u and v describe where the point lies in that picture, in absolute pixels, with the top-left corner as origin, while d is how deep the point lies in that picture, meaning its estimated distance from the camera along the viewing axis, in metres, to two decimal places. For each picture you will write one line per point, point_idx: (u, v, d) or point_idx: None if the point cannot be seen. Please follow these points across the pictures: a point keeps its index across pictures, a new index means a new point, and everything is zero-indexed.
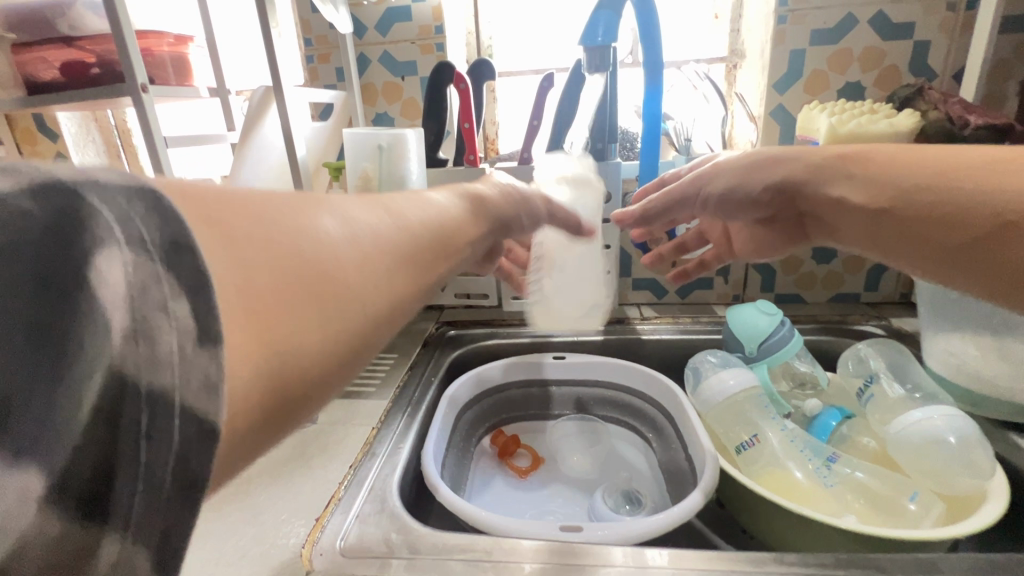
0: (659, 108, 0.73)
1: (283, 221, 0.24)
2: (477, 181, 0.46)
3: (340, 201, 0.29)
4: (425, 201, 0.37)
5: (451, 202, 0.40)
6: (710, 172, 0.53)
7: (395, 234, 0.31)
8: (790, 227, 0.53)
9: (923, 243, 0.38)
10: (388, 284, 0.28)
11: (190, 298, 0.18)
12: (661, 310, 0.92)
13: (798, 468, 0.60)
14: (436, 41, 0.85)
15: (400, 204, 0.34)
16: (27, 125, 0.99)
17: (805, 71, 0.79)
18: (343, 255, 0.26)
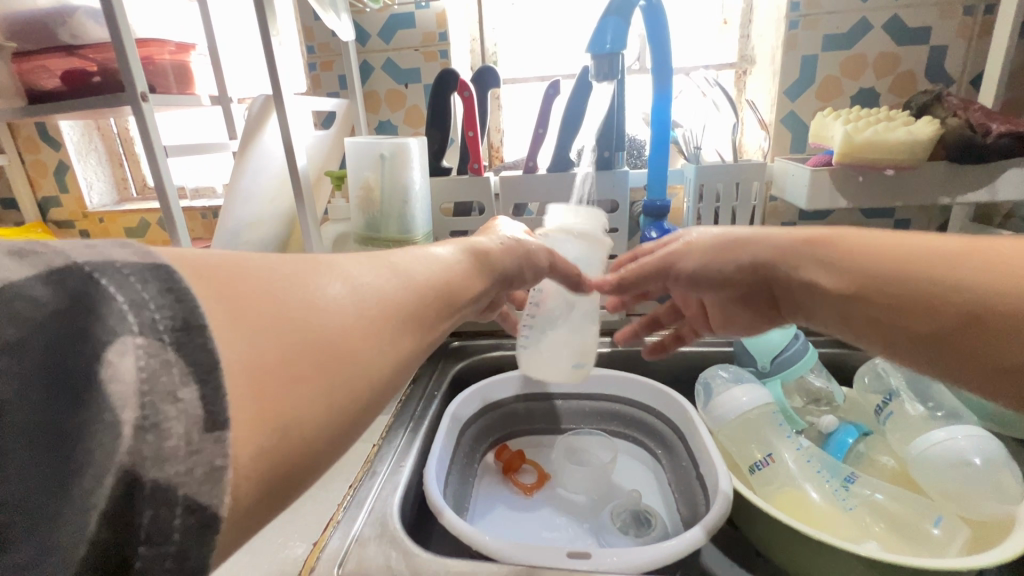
0: (668, 115, 0.71)
1: (287, 294, 0.25)
2: (480, 236, 0.46)
3: (345, 266, 0.30)
4: (429, 256, 0.37)
5: (453, 255, 0.40)
6: (679, 250, 0.53)
7: (398, 297, 0.31)
8: (760, 310, 0.50)
9: (896, 331, 0.37)
10: (392, 349, 0.29)
11: (198, 383, 0.19)
12: None
13: (815, 489, 0.58)
14: (440, 48, 0.84)
15: (405, 264, 0.34)
16: (29, 134, 0.99)
17: (817, 78, 0.77)
18: (348, 325, 0.27)
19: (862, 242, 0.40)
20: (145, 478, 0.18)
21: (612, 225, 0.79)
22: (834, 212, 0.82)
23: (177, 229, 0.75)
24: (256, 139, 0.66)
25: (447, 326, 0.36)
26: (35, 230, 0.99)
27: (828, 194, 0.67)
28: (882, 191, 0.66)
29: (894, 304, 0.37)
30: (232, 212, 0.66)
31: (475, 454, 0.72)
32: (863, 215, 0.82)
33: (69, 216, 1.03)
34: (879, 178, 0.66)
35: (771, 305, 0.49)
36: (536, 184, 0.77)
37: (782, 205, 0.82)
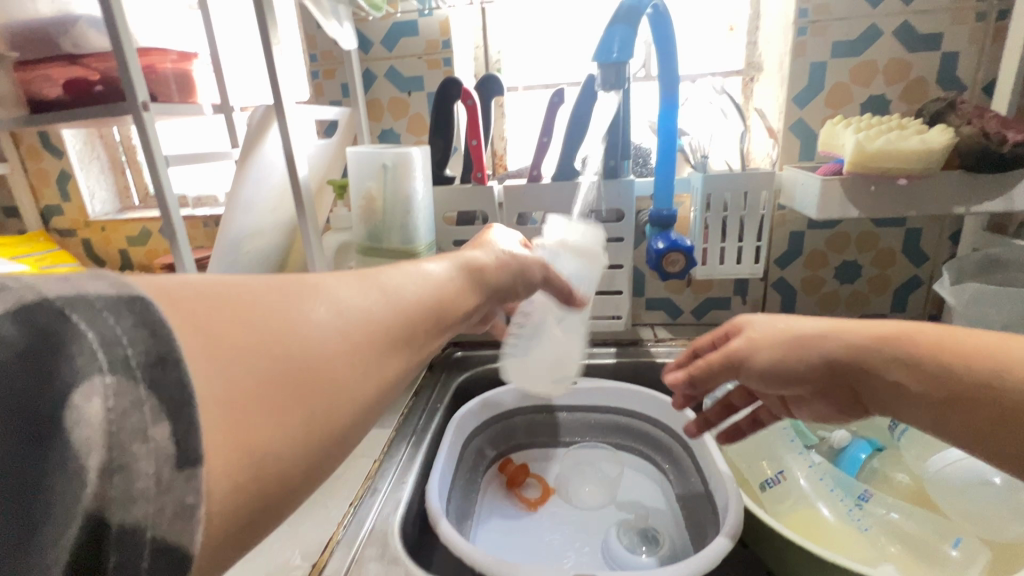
0: (675, 124, 0.70)
1: (270, 316, 0.24)
2: (475, 249, 0.45)
3: (331, 285, 0.29)
4: (420, 272, 0.36)
5: (447, 272, 0.38)
6: (742, 346, 0.47)
7: (386, 318, 0.30)
8: (850, 407, 0.45)
9: (1001, 444, 0.33)
10: (377, 374, 0.28)
11: (170, 420, 0.18)
12: (676, 331, 0.88)
13: (827, 507, 0.56)
14: (444, 56, 0.83)
15: (393, 282, 0.33)
16: (32, 142, 0.98)
17: (827, 85, 0.76)
18: (331, 349, 0.26)
19: (937, 338, 0.36)
20: (112, 522, 0.17)
21: (618, 234, 0.78)
22: (844, 221, 0.80)
23: (177, 239, 0.74)
24: (256, 151, 0.65)
25: (435, 346, 0.35)
26: (36, 239, 0.99)
27: (840, 202, 0.66)
28: (896, 200, 0.65)
29: (998, 415, 0.33)
30: (232, 222, 0.65)
31: (479, 468, 0.71)
32: (874, 224, 0.80)
33: (71, 225, 1.03)
34: (892, 187, 0.64)
35: (861, 405, 0.43)
36: (540, 193, 0.76)
37: (790, 214, 0.81)
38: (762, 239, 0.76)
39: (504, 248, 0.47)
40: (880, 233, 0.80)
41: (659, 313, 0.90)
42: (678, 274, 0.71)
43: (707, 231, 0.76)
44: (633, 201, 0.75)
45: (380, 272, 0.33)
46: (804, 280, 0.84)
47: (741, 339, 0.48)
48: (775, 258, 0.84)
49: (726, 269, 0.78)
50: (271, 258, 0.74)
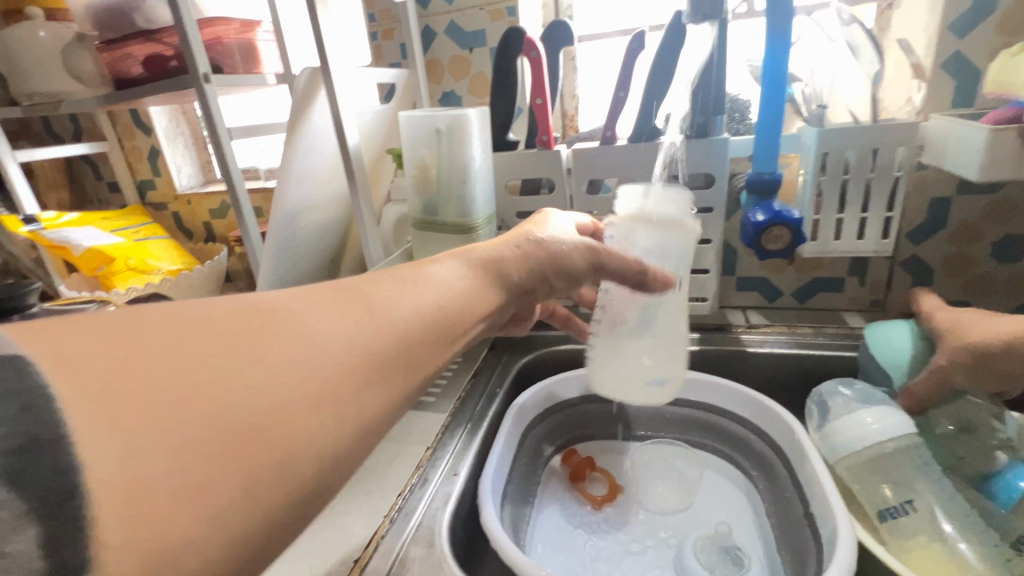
0: (784, 68, 0.56)
1: (222, 372, 0.23)
2: (489, 240, 0.42)
3: (304, 311, 0.27)
4: (424, 280, 0.34)
5: (457, 274, 0.37)
6: (944, 360, 0.52)
7: (367, 343, 0.28)
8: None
9: None
10: (352, 406, 0.26)
11: (40, 523, 0.16)
12: (772, 315, 0.76)
13: (965, 542, 0.45)
14: (508, 5, 0.74)
15: (386, 291, 0.32)
16: (125, 120, 1.04)
17: (1001, 3, 0.58)
18: (293, 389, 0.24)
19: None
20: None
21: (706, 203, 0.67)
22: (1009, 184, 0.63)
23: (242, 212, 0.74)
24: (306, 119, 0.61)
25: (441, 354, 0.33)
26: (134, 212, 1.05)
27: (1015, 158, 0.50)
28: None
29: None
30: (288, 195, 0.63)
31: (540, 458, 0.65)
32: None
33: (162, 199, 1.09)
34: None
35: None
36: (613, 156, 0.67)
37: (933, 175, 0.65)
38: (895, 208, 0.62)
39: (534, 236, 0.43)
40: None
41: (753, 293, 0.78)
42: (779, 252, 0.59)
43: (821, 198, 0.63)
44: (726, 164, 0.64)
45: (371, 282, 0.32)
46: (945, 259, 0.68)
47: (941, 355, 0.52)
48: (908, 231, 0.68)
49: (842, 247, 0.64)
50: (326, 231, 0.73)
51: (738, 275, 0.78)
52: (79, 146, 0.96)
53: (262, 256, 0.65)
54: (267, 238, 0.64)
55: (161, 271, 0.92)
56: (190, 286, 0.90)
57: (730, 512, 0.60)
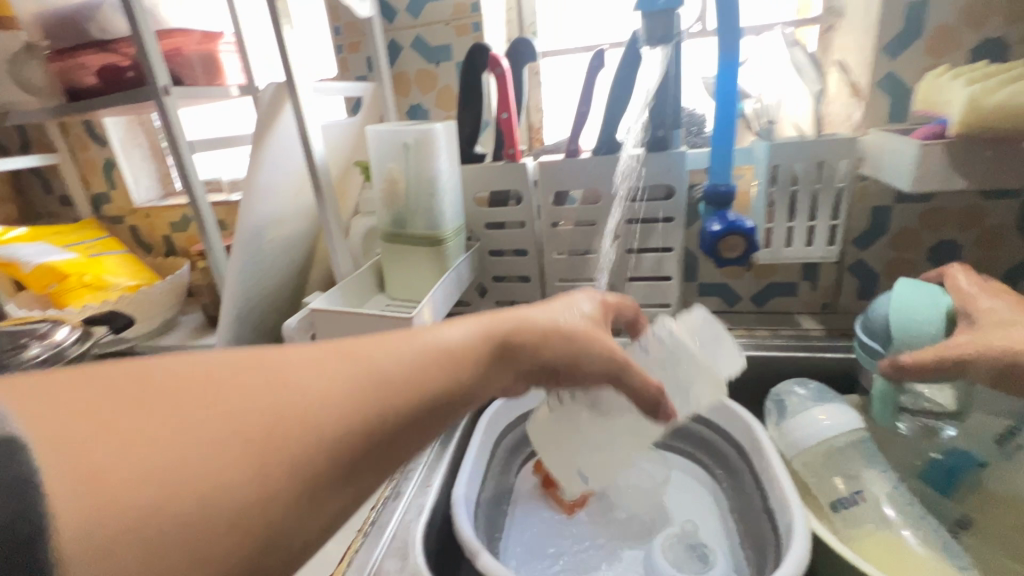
0: (734, 85, 0.60)
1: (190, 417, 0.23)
2: (518, 311, 0.38)
3: (296, 375, 0.26)
4: (434, 360, 0.31)
5: (470, 353, 0.33)
6: (972, 354, 0.42)
7: (353, 437, 0.26)
8: None
9: None
10: (320, 487, 0.25)
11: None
12: (732, 320, 0.79)
13: (911, 531, 0.48)
14: (473, 20, 0.76)
15: (385, 361, 0.29)
16: (78, 131, 1.00)
17: (927, 29, 0.63)
18: (263, 464, 0.23)
19: None
20: None
21: (667, 213, 0.69)
22: (941, 194, 0.68)
23: (205, 225, 0.73)
24: (272, 131, 0.60)
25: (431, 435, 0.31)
26: (89, 226, 1.01)
27: (942, 171, 0.54)
28: (1012, 167, 0.53)
29: None
30: (253, 209, 0.62)
31: (512, 466, 0.66)
32: (980, 197, 0.67)
33: (119, 212, 1.05)
34: (1014, 152, 0.53)
35: None
36: (578, 169, 0.69)
37: (873, 186, 0.70)
38: (839, 216, 0.66)
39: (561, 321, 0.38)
40: (986, 208, 0.68)
41: (713, 298, 0.81)
42: (736, 260, 0.62)
43: (773, 208, 0.66)
44: (685, 176, 0.67)
45: (375, 344, 0.30)
46: (887, 263, 0.73)
47: (965, 345, 0.43)
48: (852, 238, 0.73)
49: (793, 253, 0.68)
50: (293, 244, 0.72)
51: (699, 281, 0.81)
52: (27, 159, 0.93)
53: (228, 271, 0.64)
54: (232, 252, 0.63)
55: (119, 287, 0.89)
56: (150, 302, 0.88)
57: (698, 513, 0.61)
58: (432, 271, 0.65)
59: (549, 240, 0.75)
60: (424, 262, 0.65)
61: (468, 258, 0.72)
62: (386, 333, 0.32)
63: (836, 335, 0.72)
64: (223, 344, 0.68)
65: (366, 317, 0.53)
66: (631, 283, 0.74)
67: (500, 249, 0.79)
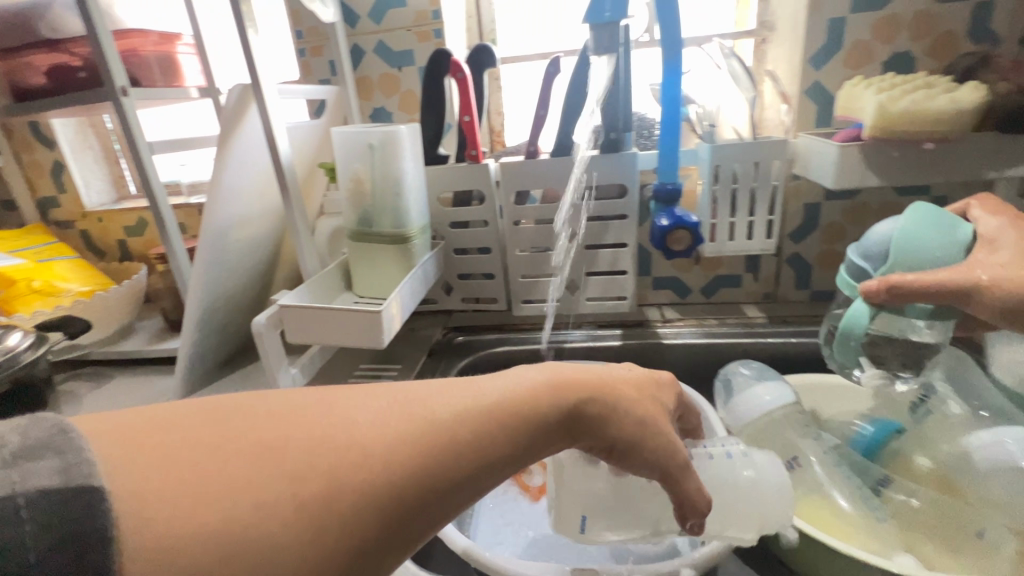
0: (678, 91, 0.65)
1: (193, 429, 0.25)
2: (586, 367, 0.35)
3: (361, 422, 0.27)
4: (486, 420, 0.30)
5: (526, 413, 0.31)
6: (986, 282, 0.42)
7: (388, 493, 0.26)
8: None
9: None
10: (362, 549, 0.25)
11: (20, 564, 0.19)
12: (684, 311, 0.85)
13: (843, 496, 0.54)
14: (434, 27, 0.78)
15: (446, 414, 0.29)
16: (23, 133, 0.97)
17: (846, 43, 0.70)
18: (307, 509, 0.24)
19: None
20: None
21: (621, 211, 0.74)
22: (863, 191, 0.76)
23: (167, 228, 0.73)
24: (237, 132, 0.61)
25: (476, 499, 0.30)
26: (36, 231, 0.98)
27: (859, 170, 0.61)
28: (919, 165, 0.60)
29: None
30: (218, 210, 0.62)
31: None
32: (895, 193, 0.75)
33: (68, 217, 1.02)
34: (916, 152, 0.60)
35: None
36: (537, 170, 0.73)
37: (805, 184, 0.76)
38: (775, 212, 0.72)
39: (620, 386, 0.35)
40: (901, 203, 0.76)
41: (667, 291, 0.86)
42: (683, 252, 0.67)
43: (716, 205, 0.72)
44: (636, 176, 0.72)
45: (440, 394, 0.30)
46: (819, 255, 0.80)
47: (983, 271, 0.43)
48: (788, 232, 0.79)
49: (736, 246, 0.73)
50: (258, 245, 0.73)
51: (653, 275, 0.86)
52: None
53: (192, 272, 0.64)
54: (196, 253, 0.63)
55: (72, 292, 0.86)
56: (106, 307, 0.86)
57: None
58: (399, 268, 0.68)
59: (511, 237, 0.78)
60: (391, 259, 0.67)
61: (433, 257, 0.75)
62: (455, 381, 0.32)
63: (776, 322, 0.78)
64: (187, 346, 0.68)
65: (336, 312, 0.55)
66: (589, 277, 0.79)
67: (464, 247, 0.81)
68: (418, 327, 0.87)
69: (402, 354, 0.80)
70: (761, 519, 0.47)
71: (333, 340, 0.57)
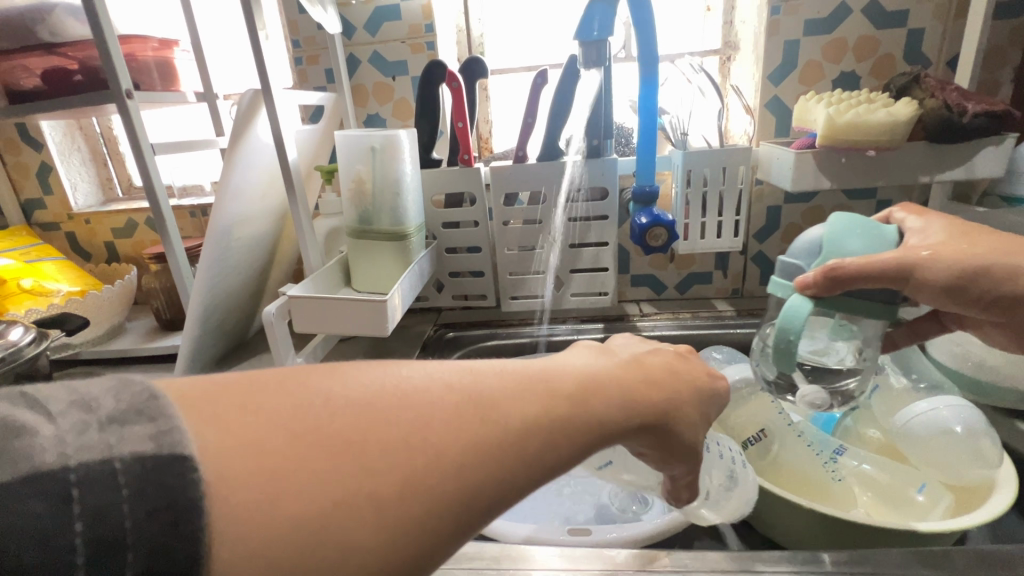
0: (654, 103, 0.72)
1: (249, 400, 0.25)
2: (654, 372, 0.34)
3: (434, 422, 0.26)
4: (559, 422, 0.28)
5: (599, 415, 0.30)
6: (926, 256, 0.46)
7: (458, 494, 0.25)
8: (954, 300, 0.47)
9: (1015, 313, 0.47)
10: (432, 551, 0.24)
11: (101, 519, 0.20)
12: (661, 305, 0.91)
13: (809, 462, 0.60)
14: (427, 40, 0.84)
15: (518, 421, 0.27)
16: (9, 135, 0.97)
17: (801, 62, 0.78)
18: (380, 512, 0.23)
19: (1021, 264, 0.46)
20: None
21: (603, 212, 0.80)
22: (818, 195, 0.84)
23: (167, 228, 0.75)
24: (247, 134, 0.65)
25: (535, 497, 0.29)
26: (20, 232, 0.97)
27: (813, 175, 0.69)
28: (863, 170, 0.69)
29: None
30: (225, 208, 0.65)
31: None
32: (846, 196, 0.84)
33: (54, 218, 1.02)
34: (861, 159, 0.68)
35: (958, 302, 0.46)
36: (526, 173, 0.78)
37: (767, 189, 0.84)
38: (741, 213, 0.79)
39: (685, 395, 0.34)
40: (851, 205, 0.84)
41: (645, 288, 0.93)
42: (660, 248, 0.74)
43: (689, 207, 0.79)
44: (616, 179, 0.78)
45: (513, 394, 0.28)
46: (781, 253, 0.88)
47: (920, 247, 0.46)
48: (754, 232, 0.87)
49: (707, 244, 0.80)
50: (258, 243, 0.76)
51: (632, 273, 0.92)
52: None
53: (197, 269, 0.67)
54: (203, 250, 0.66)
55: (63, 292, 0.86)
56: (97, 306, 0.87)
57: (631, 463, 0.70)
58: (396, 262, 0.72)
59: (500, 236, 0.83)
60: (390, 256, 0.71)
61: (428, 255, 0.79)
62: (526, 377, 0.29)
63: (744, 314, 0.85)
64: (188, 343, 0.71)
65: (341, 302, 0.59)
66: (574, 274, 0.84)
67: (455, 246, 0.86)
68: (410, 325, 0.91)
69: (396, 348, 0.83)
70: (737, 503, 0.51)
71: (339, 326, 0.60)
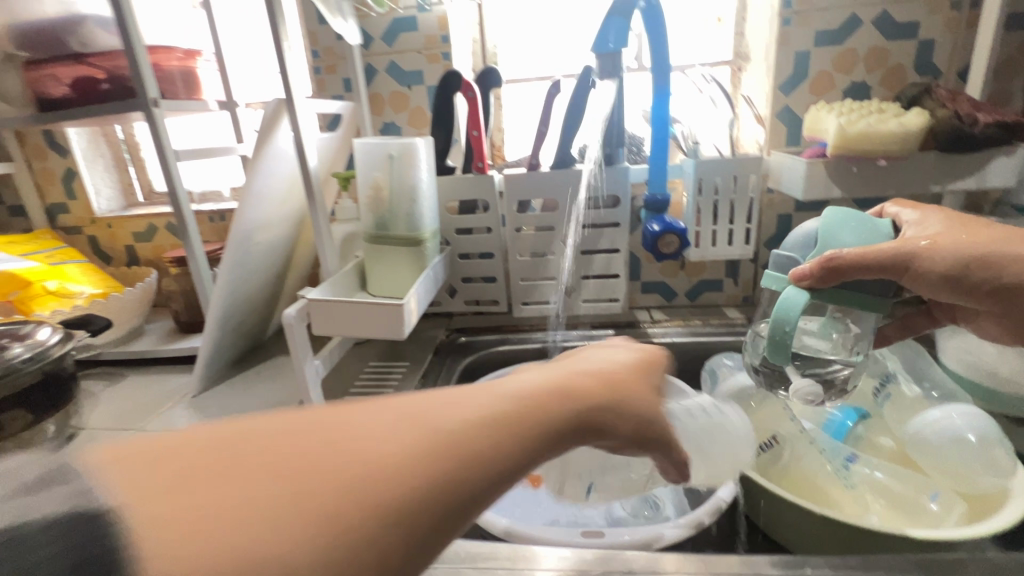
0: (666, 112, 0.73)
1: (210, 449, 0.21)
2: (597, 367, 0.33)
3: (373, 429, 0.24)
4: (505, 421, 0.26)
5: (547, 412, 0.28)
6: (926, 245, 0.46)
7: (406, 508, 0.22)
8: (952, 291, 0.47)
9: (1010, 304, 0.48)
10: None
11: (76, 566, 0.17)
12: (671, 312, 0.92)
13: (819, 470, 0.60)
14: (443, 50, 0.85)
15: (459, 420, 0.25)
16: (36, 142, 1.00)
17: (811, 72, 0.79)
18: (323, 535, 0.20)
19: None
20: None
21: (615, 219, 0.81)
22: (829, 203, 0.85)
23: (190, 232, 0.77)
24: (269, 142, 0.66)
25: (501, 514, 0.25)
26: (45, 236, 1.00)
27: (824, 184, 0.70)
28: (875, 179, 0.69)
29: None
30: (247, 214, 0.67)
31: None
32: (857, 205, 0.84)
33: (78, 223, 1.04)
34: (872, 168, 0.68)
35: (956, 291, 0.47)
36: (539, 181, 0.79)
37: (778, 197, 0.85)
38: (752, 221, 0.80)
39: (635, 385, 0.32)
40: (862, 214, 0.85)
41: (655, 294, 0.93)
42: (671, 255, 0.75)
43: (700, 214, 0.80)
44: (628, 188, 0.79)
45: (451, 397, 0.26)
46: None
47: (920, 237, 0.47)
48: (764, 240, 0.87)
49: (718, 251, 0.81)
50: (277, 248, 0.78)
51: (643, 280, 0.93)
52: None
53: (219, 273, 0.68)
54: (224, 254, 0.68)
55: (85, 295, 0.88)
56: (118, 309, 0.89)
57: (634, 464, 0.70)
58: (411, 268, 0.73)
59: (513, 242, 0.84)
60: (405, 261, 0.73)
61: (442, 260, 0.80)
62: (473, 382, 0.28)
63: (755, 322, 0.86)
64: (208, 345, 0.73)
65: (362, 304, 0.60)
66: (585, 280, 0.85)
67: (468, 252, 0.87)
68: (422, 329, 0.92)
69: (409, 352, 0.84)
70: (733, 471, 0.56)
71: (357, 329, 0.62)
